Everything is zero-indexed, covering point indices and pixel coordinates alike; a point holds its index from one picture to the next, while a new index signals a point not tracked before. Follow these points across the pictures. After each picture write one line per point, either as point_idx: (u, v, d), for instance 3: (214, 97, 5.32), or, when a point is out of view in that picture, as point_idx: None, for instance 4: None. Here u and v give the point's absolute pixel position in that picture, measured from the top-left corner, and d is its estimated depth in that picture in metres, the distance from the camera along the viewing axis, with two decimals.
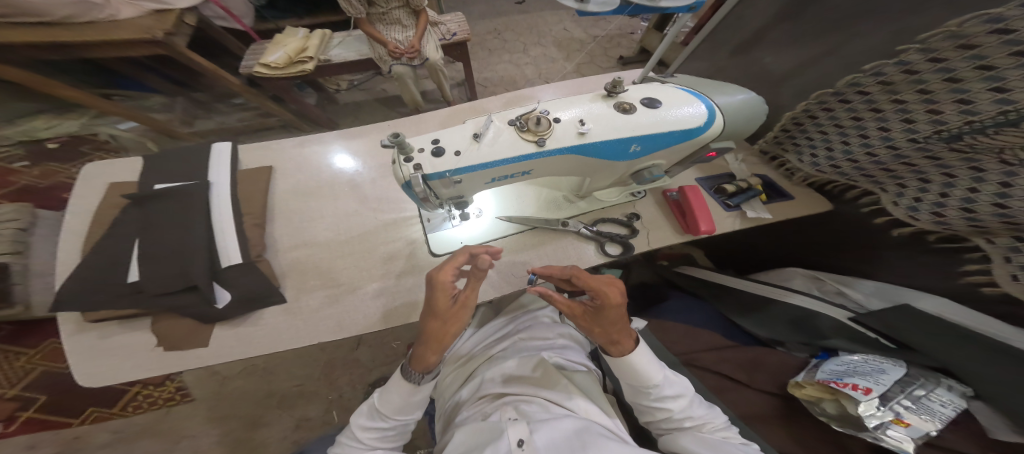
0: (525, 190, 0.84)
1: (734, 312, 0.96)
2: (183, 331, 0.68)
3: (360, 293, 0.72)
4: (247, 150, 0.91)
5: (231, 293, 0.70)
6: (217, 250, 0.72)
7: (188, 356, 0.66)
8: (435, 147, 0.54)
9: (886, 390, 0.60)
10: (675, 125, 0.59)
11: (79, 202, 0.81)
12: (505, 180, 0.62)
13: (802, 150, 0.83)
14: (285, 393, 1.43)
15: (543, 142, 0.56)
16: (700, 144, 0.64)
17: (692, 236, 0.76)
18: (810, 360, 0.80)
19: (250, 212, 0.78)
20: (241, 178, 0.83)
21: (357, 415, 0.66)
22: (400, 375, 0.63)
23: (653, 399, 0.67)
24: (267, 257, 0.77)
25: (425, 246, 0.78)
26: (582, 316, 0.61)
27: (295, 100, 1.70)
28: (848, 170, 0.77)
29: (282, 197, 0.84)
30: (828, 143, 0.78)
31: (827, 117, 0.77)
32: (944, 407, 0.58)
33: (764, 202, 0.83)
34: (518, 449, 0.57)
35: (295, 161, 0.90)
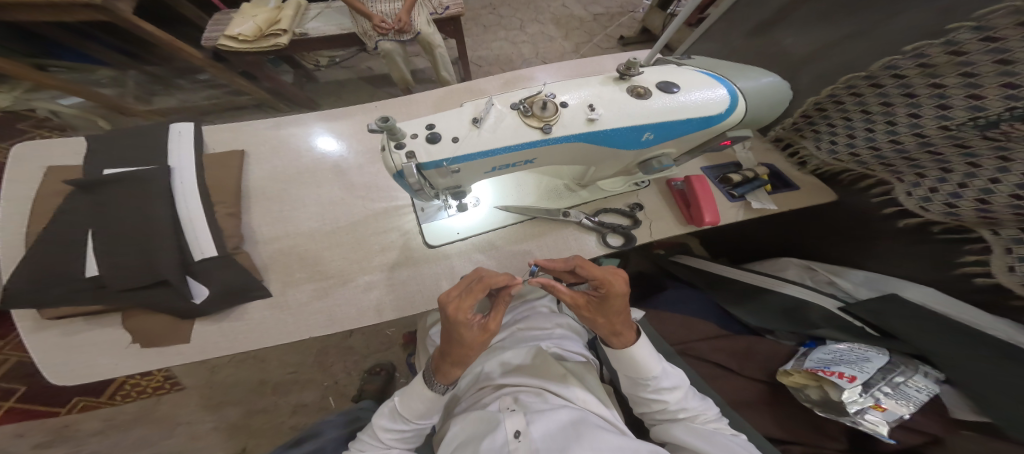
0: (523, 178, 0.80)
1: (726, 301, 0.95)
2: (160, 326, 0.63)
3: (352, 286, 0.68)
4: (213, 132, 0.83)
5: (208, 287, 0.64)
6: (187, 242, 0.66)
7: (167, 354, 0.62)
8: (430, 133, 0.49)
9: (869, 378, 0.61)
10: (692, 111, 0.56)
11: (26, 188, 0.72)
12: (506, 169, 0.58)
13: (822, 137, 0.82)
14: (271, 384, 1.39)
15: (549, 129, 0.52)
16: (717, 132, 0.61)
17: (696, 227, 0.75)
18: (799, 349, 0.81)
19: (221, 201, 0.71)
20: (209, 163, 0.75)
21: (378, 415, 0.64)
22: (422, 381, 0.61)
23: (650, 391, 0.66)
24: (246, 248, 0.71)
25: (420, 236, 0.74)
26: (586, 308, 0.57)
27: (270, 77, 1.58)
28: (867, 158, 0.76)
29: (262, 184, 0.78)
30: (849, 130, 0.76)
31: (853, 102, 0.74)
32: (920, 392, 0.60)
33: (769, 192, 0.82)
34: (514, 440, 0.55)
35: (273, 144, 0.83)
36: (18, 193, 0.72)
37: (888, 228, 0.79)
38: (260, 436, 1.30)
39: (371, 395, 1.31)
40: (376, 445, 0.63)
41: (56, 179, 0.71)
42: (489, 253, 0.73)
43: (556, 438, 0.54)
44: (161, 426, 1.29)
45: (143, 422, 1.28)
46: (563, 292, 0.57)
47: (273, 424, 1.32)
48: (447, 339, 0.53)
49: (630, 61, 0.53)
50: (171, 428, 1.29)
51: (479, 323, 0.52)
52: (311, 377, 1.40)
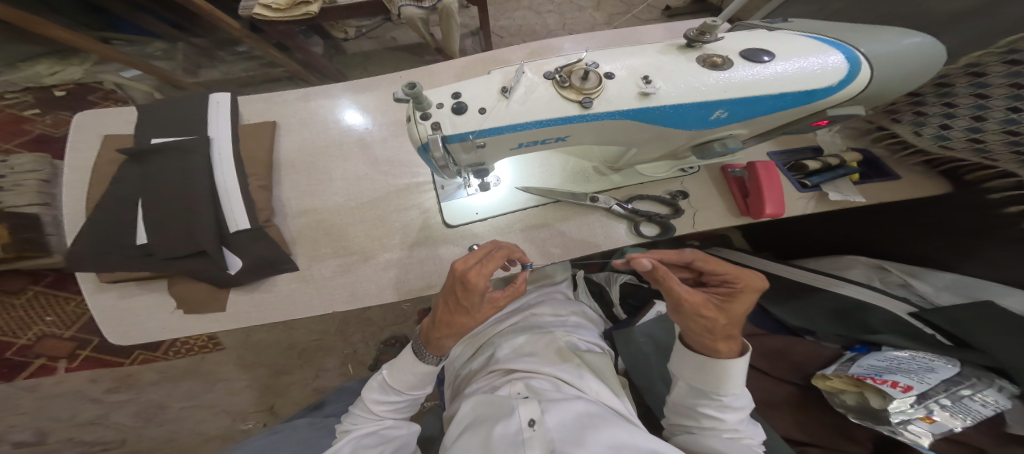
0: (549, 158, 0.75)
1: (768, 298, 0.93)
2: (200, 294, 0.64)
3: (374, 263, 0.67)
4: (247, 103, 0.82)
5: (242, 259, 0.64)
6: (223, 214, 0.66)
7: (209, 320, 0.63)
8: (456, 103, 0.45)
9: (928, 389, 0.56)
10: (783, 85, 0.49)
11: (80, 156, 0.74)
12: (534, 146, 0.53)
13: (929, 121, 0.71)
14: (302, 350, 1.44)
15: (589, 104, 0.46)
16: (815, 110, 0.54)
17: (751, 219, 0.69)
18: (844, 352, 0.74)
19: (254, 174, 0.71)
20: (244, 134, 0.74)
21: (368, 389, 0.63)
22: (410, 353, 0.60)
23: (709, 405, 0.57)
24: (276, 222, 0.70)
25: (438, 215, 0.71)
26: (701, 310, 0.48)
27: (301, 49, 1.55)
28: (994, 145, 0.64)
29: (289, 157, 0.76)
30: (978, 111, 0.64)
31: (1003, 74, 0.60)
32: (983, 407, 0.55)
33: (855, 182, 0.74)
34: (529, 429, 0.54)
35: (302, 116, 0.81)
36: (71, 161, 0.73)
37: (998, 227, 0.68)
38: (285, 396, 1.38)
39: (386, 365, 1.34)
40: (369, 417, 0.62)
41: (110, 148, 0.72)
42: (509, 237, 0.70)
43: (572, 428, 0.52)
44: (203, 384, 1.38)
45: (186, 379, 1.37)
46: (678, 288, 0.48)
47: (301, 387, 1.39)
48: (450, 305, 0.49)
49: (706, 24, 0.45)
50: (207, 384, 1.39)
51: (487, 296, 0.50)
52: (332, 346, 1.45)
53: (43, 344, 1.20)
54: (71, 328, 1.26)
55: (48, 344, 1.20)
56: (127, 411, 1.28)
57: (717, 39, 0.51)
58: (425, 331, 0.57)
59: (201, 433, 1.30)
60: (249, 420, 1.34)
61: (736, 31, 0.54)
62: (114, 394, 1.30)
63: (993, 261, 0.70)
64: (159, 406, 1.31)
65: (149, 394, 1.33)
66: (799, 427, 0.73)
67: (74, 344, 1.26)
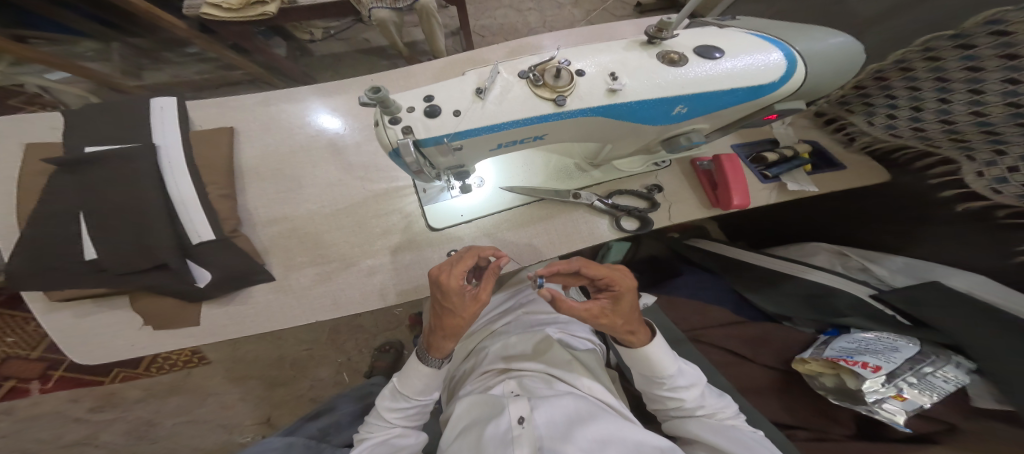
0: (532, 157, 0.75)
1: (742, 286, 0.95)
2: (167, 309, 0.61)
3: (354, 270, 0.66)
4: (197, 108, 0.78)
5: (210, 271, 0.62)
6: (182, 226, 0.63)
7: (179, 335, 0.61)
8: (429, 106, 0.43)
9: (894, 369, 0.60)
10: (737, 80, 0.49)
11: (9, 168, 0.69)
12: (513, 146, 0.52)
13: (877, 111, 0.74)
14: (295, 358, 1.40)
15: (563, 102, 0.45)
16: (762, 105, 0.54)
17: (721, 210, 0.71)
18: (818, 336, 0.79)
19: (213, 182, 0.67)
20: (195, 140, 0.70)
21: (381, 397, 0.64)
22: (416, 360, 0.60)
23: (664, 389, 0.63)
24: (244, 231, 0.68)
25: (422, 219, 0.70)
26: (604, 317, 0.52)
27: (261, 50, 1.49)
28: (932, 133, 0.67)
29: (253, 164, 0.73)
30: (916, 102, 0.67)
31: (927, 69, 0.63)
32: (947, 383, 0.59)
33: (807, 173, 0.76)
34: (518, 426, 0.54)
35: (264, 121, 0.78)
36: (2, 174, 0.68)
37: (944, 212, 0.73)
38: (269, 408, 1.34)
39: (381, 372, 1.33)
40: (383, 424, 0.63)
41: (38, 157, 0.67)
42: (494, 237, 0.69)
43: (560, 425, 0.53)
44: (190, 398, 1.33)
45: (173, 394, 1.33)
46: (575, 307, 0.51)
47: (293, 397, 1.36)
48: (438, 310, 0.51)
49: (663, 21, 0.45)
50: (197, 399, 1.33)
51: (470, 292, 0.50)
52: (322, 355, 1.42)
53: (10, 366, 1.23)
54: (37, 349, 1.25)
55: (15, 366, 1.23)
56: (114, 430, 1.26)
57: (675, 35, 0.51)
58: (427, 337, 0.58)
59: (196, 448, 1.27)
60: (245, 432, 1.30)
61: (688, 29, 0.55)
62: (96, 413, 1.27)
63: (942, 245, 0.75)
64: (147, 423, 1.29)
65: (136, 412, 1.29)
66: (788, 413, 0.76)
67: (47, 364, 1.26)
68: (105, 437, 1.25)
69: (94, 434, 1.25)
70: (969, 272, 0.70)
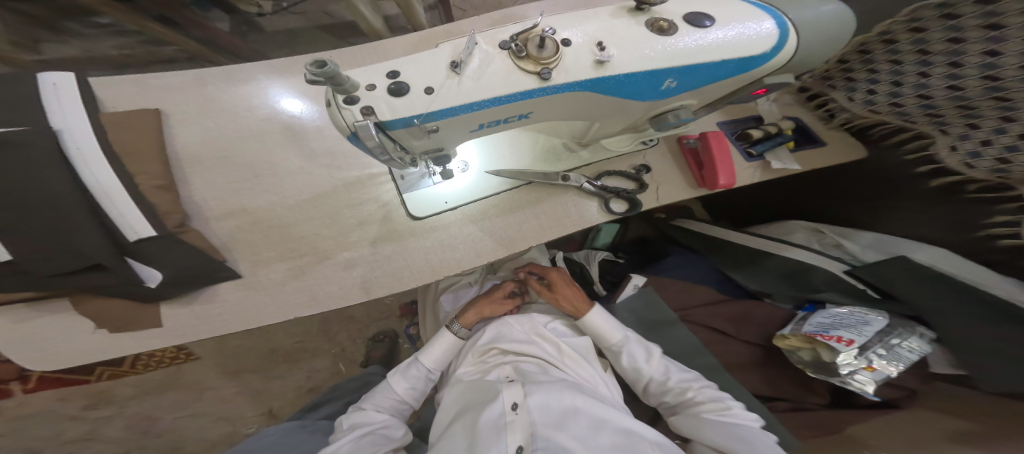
0: (518, 138, 0.70)
1: (726, 265, 0.94)
2: (123, 311, 0.57)
3: (330, 264, 0.62)
4: (107, 86, 0.66)
5: (160, 271, 0.56)
6: (111, 221, 0.55)
7: (143, 339, 0.57)
8: (394, 83, 0.38)
9: (866, 342, 0.64)
10: (727, 50, 0.45)
11: None
12: (495, 126, 0.48)
13: (858, 87, 0.71)
14: (285, 351, 1.36)
15: (548, 75, 0.41)
16: (752, 79, 0.51)
17: (708, 190, 0.70)
18: (796, 312, 0.83)
19: (141, 171, 0.59)
20: (107, 125, 0.59)
21: (395, 372, 0.78)
22: (444, 333, 0.79)
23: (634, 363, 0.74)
24: (194, 226, 0.62)
25: (402, 208, 0.66)
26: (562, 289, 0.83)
27: (199, 25, 1.24)
28: (911, 108, 0.65)
29: (194, 149, 0.66)
30: (895, 77, 0.64)
31: (910, 41, 0.59)
32: (910, 353, 0.64)
33: (791, 150, 0.75)
34: (512, 412, 0.60)
35: (202, 103, 0.68)
36: None
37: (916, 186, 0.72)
38: (255, 405, 1.30)
39: (377, 361, 1.32)
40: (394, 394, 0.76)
41: None
42: (481, 224, 0.66)
43: (551, 413, 0.60)
44: (186, 394, 1.29)
45: (150, 397, 1.27)
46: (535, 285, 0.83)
47: (295, 389, 1.33)
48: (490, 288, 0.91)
49: None
50: (193, 394, 1.29)
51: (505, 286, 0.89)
52: (316, 346, 1.38)
53: None
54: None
55: None
56: (115, 425, 1.24)
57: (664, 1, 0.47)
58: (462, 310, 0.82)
59: (203, 439, 1.26)
60: (250, 423, 1.29)
61: None
62: (92, 410, 1.24)
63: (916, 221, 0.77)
64: (149, 417, 1.26)
65: (124, 414, 1.25)
66: (768, 386, 0.83)
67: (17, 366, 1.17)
68: (107, 432, 1.23)
69: (94, 430, 1.23)
70: (937, 247, 0.71)
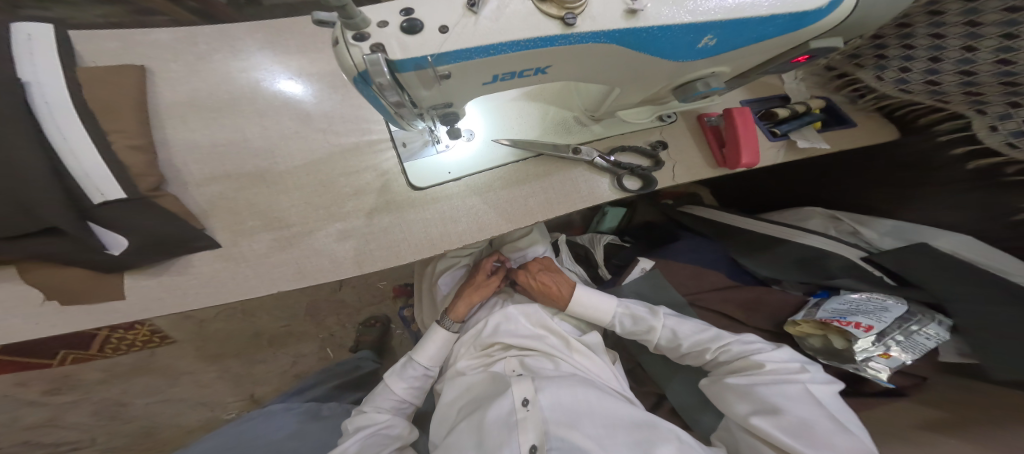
0: (528, 107, 0.66)
1: (736, 250, 0.92)
2: (76, 281, 0.52)
3: (320, 236, 0.58)
4: (86, 40, 0.63)
5: (127, 238, 0.52)
6: (74, 181, 0.51)
7: (99, 311, 0.53)
8: (407, 20, 0.34)
9: (885, 327, 0.63)
10: (777, 3, 0.41)
11: None
12: (509, 81, 0.44)
13: (889, 65, 0.69)
14: (272, 334, 1.32)
15: (572, 21, 0.37)
16: (797, 43, 0.47)
17: (727, 170, 0.67)
18: (808, 299, 0.79)
19: (119, 130, 0.56)
20: (84, 80, 0.56)
21: (390, 373, 0.75)
22: (434, 326, 0.78)
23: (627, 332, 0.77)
24: (172, 191, 0.58)
25: (403, 177, 0.62)
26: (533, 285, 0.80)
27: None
28: (948, 86, 0.62)
29: (175, 111, 0.62)
30: (935, 52, 0.61)
31: (960, 11, 0.56)
32: (928, 340, 0.61)
33: (819, 130, 0.72)
34: (523, 408, 0.58)
35: (192, 64, 0.66)
36: None
37: (944, 172, 0.71)
38: (241, 388, 1.28)
39: (367, 347, 1.29)
40: (392, 397, 0.73)
41: None
42: (486, 196, 0.63)
43: (564, 409, 0.58)
44: (160, 379, 1.25)
45: (130, 378, 1.24)
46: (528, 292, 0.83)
47: (279, 372, 1.31)
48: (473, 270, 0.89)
49: None
50: (167, 380, 1.26)
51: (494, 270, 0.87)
52: (303, 331, 1.34)
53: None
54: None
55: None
56: (78, 411, 1.21)
57: None
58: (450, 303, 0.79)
59: (178, 425, 1.26)
60: (229, 409, 1.28)
61: None
62: (53, 396, 1.19)
63: (932, 208, 0.75)
64: (118, 404, 1.24)
65: (99, 393, 1.23)
66: None
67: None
68: (71, 417, 1.21)
69: (55, 417, 1.20)
70: (956, 234, 0.71)
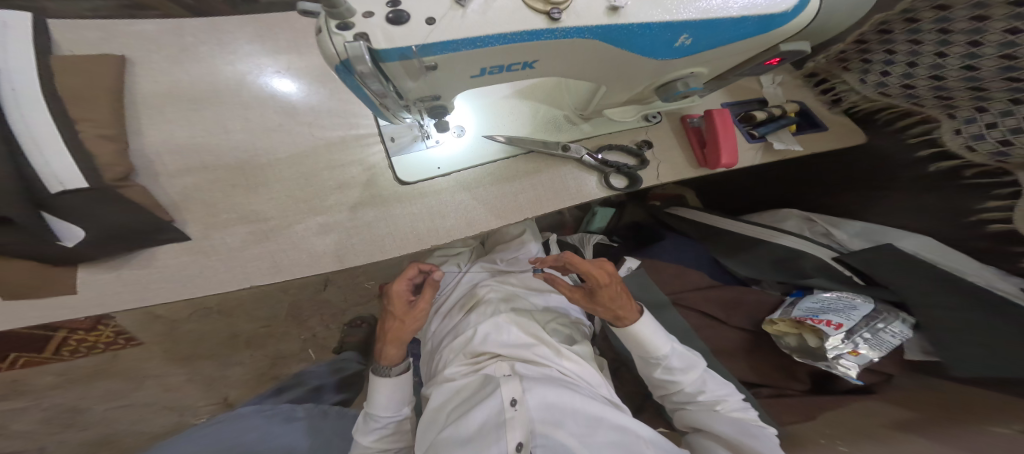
0: (518, 105, 0.67)
1: (720, 252, 0.95)
2: (21, 274, 0.48)
3: (300, 229, 0.57)
4: (68, 28, 0.61)
5: (84, 230, 0.49)
6: (33, 169, 0.48)
7: (46, 305, 0.48)
8: (393, 11, 0.34)
9: (853, 325, 0.65)
10: (747, 6, 0.43)
11: None
12: (495, 74, 0.45)
13: (873, 68, 0.71)
14: (247, 337, 1.27)
15: (557, 16, 0.38)
16: (767, 45, 0.49)
17: (708, 170, 0.69)
18: (785, 298, 0.84)
19: (89, 119, 0.54)
20: (59, 67, 0.55)
21: (357, 431, 0.69)
22: (371, 377, 0.69)
23: (664, 372, 0.69)
24: (143, 183, 0.56)
25: (390, 171, 0.62)
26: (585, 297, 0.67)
27: None
28: (922, 90, 0.66)
29: (157, 102, 0.61)
30: (913, 57, 0.64)
31: (932, 20, 0.58)
32: (894, 338, 0.64)
33: (793, 133, 0.75)
34: (511, 408, 0.58)
35: (179, 52, 0.64)
36: None
37: (913, 175, 0.75)
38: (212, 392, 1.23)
39: (353, 347, 1.25)
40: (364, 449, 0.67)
41: None
42: (476, 193, 0.63)
43: (552, 407, 0.58)
44: (119, 385, 1.19)
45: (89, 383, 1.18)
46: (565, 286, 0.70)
47: (254, 375, 1.26)
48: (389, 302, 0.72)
49: None
50: (131, 384, 1.19)
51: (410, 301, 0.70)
52: (283, 332, 1.30)
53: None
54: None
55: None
56: (29, 417, 1.14)
57: None
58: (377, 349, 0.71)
59: (143, 431, 1.20)
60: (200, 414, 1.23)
61: None
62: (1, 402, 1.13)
63: (898, 211, 0.79)
64: (72, 410, 1.17)
65: (53, 398, 1.16)
66: (753, 371, 0.83)
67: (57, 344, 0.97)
68: (19, 425, 1.14)
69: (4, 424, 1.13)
70: (923, 236, 0.74)
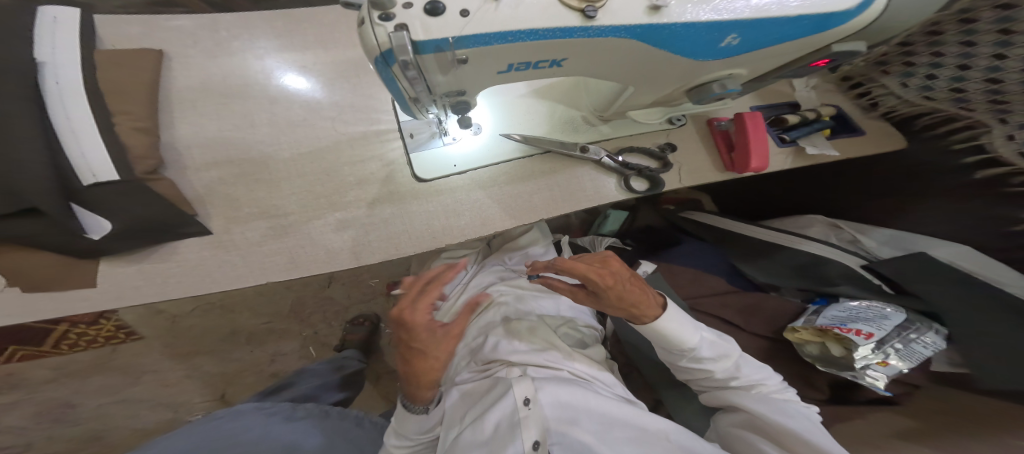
0: (535, 104, 0.66)
1: (737, 256, 0.92)
2: (43, 267, 0.49)
3: (318, 225, 0.57)
4: (111, 25, 0.63)
5: (111, 222, 0.50)
6: (70, 161, 0.48)
7: (62, 297, 0.49)
8: (430, 1, 0.33)
9: (884, 335, 0.63)
10: (805, 3, 0.41)
11: None
12: (524, 71, 0.44)
13: (915, 72, 0.69)
14: (252, 331, 1.29)
15: (593, 14, 0.37)
16: (820, 45, 0.47)
17: (735, 174, 0.67)
18: (806, 307, 0.81)
19: (125, 111, 0.55)
20: (102, 61, 0.56)
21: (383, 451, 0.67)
22: (404, 409, 0.62)
23: (689, 360, 0.65)
24: (170, 176, 0.56)
25: (409, 169, 0.62)
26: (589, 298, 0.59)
27: None
28: (973, 94, 0.63)
29: (182, 95, 0.61)
30: (964, 59, 0.61)
31: (993, 19, 0.56)
32: (925, 348, 0.62)
33: (827, 137, 0.73)
34: (524, 407, 0.57)
35: (205, 46, 0.65)
36: None
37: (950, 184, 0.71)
38: (222, 383, 1.25)
39: (352, 346, 1.26)
40: None
41: None
42: (490, 192, 0.62)
43: (566, 406, 0.57)
44: (124, 376, 1.21)
45: (94, 374, 1.20)
46: (564, 286, 0.60)
47: (264, 367, 1.28)
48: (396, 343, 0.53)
49: None
50: (129, 378, 1.22)
51: (440, 329, 0.51)
52: (284, 329, 1.31)
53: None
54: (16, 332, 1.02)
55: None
56: (22, 412, 1.17)
57: None
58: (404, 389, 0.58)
59: (133, 427, 1.21)
60: (194, 411, 1.24)
61: None
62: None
63: (933, 220, 0.76)
64: (66, 404, 1.19)
65: (46, 393, 1.18)
66: None
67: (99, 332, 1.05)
68: (10, 420, 1.16)
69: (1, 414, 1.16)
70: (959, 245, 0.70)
